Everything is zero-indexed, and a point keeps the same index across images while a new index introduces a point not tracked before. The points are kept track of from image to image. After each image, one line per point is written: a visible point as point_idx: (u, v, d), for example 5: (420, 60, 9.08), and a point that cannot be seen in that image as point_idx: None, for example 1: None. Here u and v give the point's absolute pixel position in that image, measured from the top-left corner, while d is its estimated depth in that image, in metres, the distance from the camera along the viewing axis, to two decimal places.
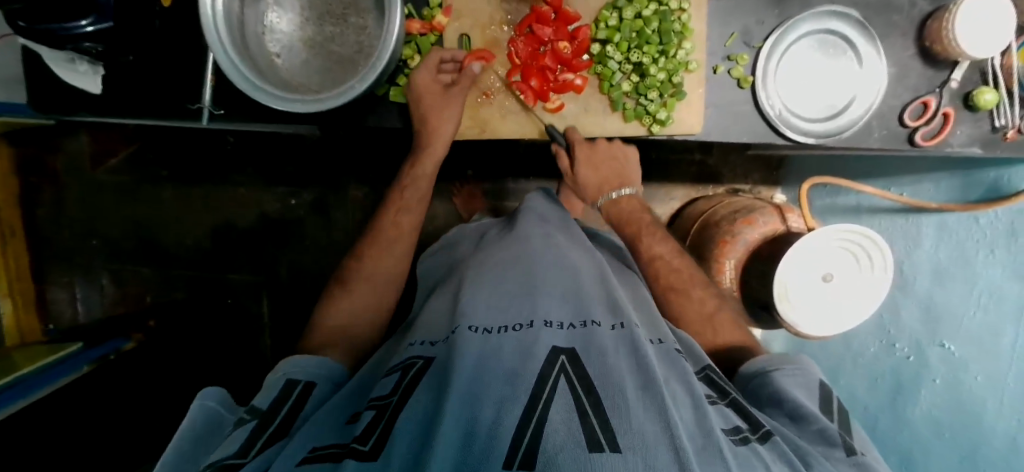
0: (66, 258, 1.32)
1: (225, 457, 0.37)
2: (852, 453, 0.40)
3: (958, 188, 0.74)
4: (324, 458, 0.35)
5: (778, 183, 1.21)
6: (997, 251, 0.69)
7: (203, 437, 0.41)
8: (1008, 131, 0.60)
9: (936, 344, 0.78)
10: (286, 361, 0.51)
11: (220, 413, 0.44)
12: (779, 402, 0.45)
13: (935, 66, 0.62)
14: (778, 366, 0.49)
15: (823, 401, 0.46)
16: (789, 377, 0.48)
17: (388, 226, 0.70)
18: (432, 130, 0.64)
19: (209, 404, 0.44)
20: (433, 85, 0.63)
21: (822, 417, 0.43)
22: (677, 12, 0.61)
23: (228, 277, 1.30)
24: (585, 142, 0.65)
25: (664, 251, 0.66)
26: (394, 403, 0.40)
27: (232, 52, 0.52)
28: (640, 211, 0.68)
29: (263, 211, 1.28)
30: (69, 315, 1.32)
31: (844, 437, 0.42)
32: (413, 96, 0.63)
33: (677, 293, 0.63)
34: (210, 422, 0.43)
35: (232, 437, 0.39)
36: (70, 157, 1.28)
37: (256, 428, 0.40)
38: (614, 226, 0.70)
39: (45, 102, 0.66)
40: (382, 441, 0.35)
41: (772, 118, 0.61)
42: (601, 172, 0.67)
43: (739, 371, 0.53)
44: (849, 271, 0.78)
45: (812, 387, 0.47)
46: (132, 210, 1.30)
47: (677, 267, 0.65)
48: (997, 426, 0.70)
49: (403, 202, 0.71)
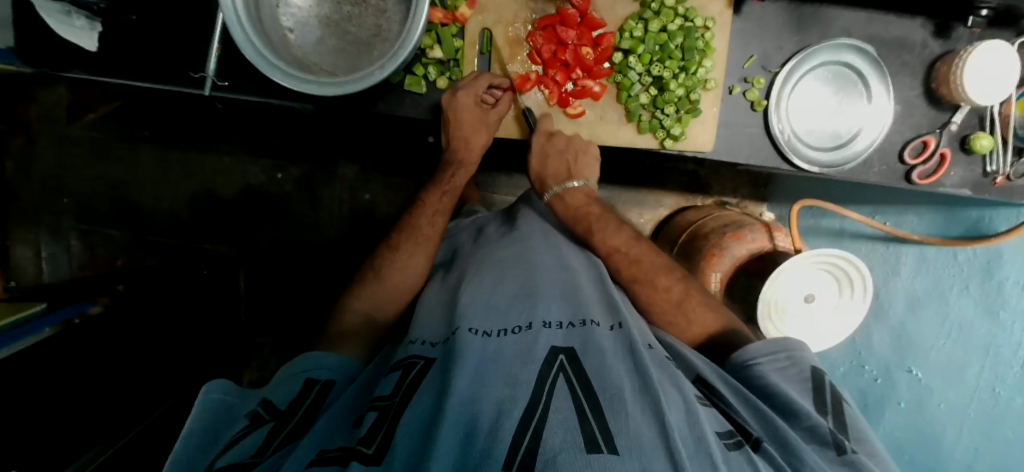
0: (31, 213, 1.26)
1: (241, 458, 0.36)
2: (842, 452, 0.41)
3: (939, 223, 0.77)
4: (330, 460, 0.35)
5: (764, 200, 1.25)
6: (972, 288, 0.73)
7: (212, 428, 0.41)
8: (998, 176, 0.63)
9: (904, 369, 0.82)
10: (302, 356, 0.52)
11: (227, 402, 0.44)
12: (769, 395, 0.47)
13: (938, 107, 0.64)
14: (770, 358, 0.51)
15: (816, 393, 0.48)
16: (775, 369, 0.50)
17: (425, 225, 0.69)
18: (468, 142, 0.67)
19: (215, 395, 0.43)
20: (475, 105, 0.63)
21: (815, 414, 0.44)
22: (702, 30, 0.61)
23: (205, 248, 1.27)
24: (541, 135, 0.65)
25: (619, 243, 0.65)
26: (398, 403, 0.40)
27: (244, 21, 0.49)
28: (586, 205, 0.68)
29: (248, 182, 1.24)
30: (33, 272, 1.27)
31: (836, 436, 0.43)
32: (451, 116, 0.63)
33: (642, 284, 0.62)
34: (218, 413, 0.42)
35: (250, 434, 0.40)
36: (45, 109, 1.21)
37: (270, 432, 0.40)
38: (564, 221, 0.69)
39: (30, 53, 0.61)
40: (386, 444, 0.35)
41: (781, 143, 0.63)
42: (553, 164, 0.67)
43: (728, 361, 0.54)
44: (831, 294, 0.81)
45: (805, 380, 0.49)
46: (108, 170, 1.25)
47: (636, 257, 0.64)
48: (955, 452, 0.79)
49: (440, 205, 0.71)
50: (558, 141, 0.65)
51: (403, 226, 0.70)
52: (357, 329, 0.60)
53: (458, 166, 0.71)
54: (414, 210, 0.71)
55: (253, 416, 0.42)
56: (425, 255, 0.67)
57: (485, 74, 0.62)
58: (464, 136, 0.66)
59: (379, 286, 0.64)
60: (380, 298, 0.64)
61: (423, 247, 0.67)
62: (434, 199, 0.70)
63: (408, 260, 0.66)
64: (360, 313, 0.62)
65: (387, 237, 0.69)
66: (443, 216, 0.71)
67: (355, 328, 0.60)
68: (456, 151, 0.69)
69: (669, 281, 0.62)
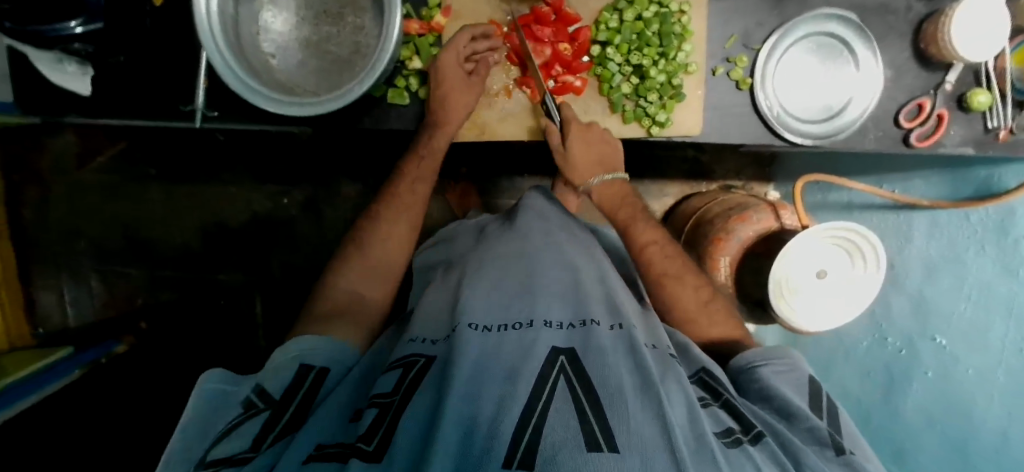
0: (51, 259, 1.30)
1: (238, 452, 0.38)
2: (841, 452, 0.42)
3: (947, 187, 0.76)
4: (328, 457, 0.36)
5: (770, 180, 1.23)
6: (988, 248, 0.70)
7: (209, 419, 0.42)
8: (1000, 132, 0.61)
9: (927, 338, 0.78)
10: (295, 340, 0.51)
11: (224, 391, 0.44)
12: (768, 398, 0.48)
13: (929, 68, 0.62)
14: (769, 363, 0.52)
15: (812, 400, 0.49)
16: (777, 372, 0.51)
17: (405, 191, 0.69)
18: (447, 96, 0.61)
19: (211, 386, 0.44)
20: (457, 61, 0.61)
21: (812, 416, 0.45)
22: (678, 14, 0.61)
23: (219, 278, 1.29)
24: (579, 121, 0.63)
25: (655, 236, 0.65)
26: (397, 402, 0.40)
27: (223, 48, 0.50)
28: (629, 198, 0.68)
29: (254, 210, 1.26)
30: (58, 317, 1.30)
31: (835, 437, 0.43)
32: (436, 72, 0.61)
33: (672, 279, 0.62)
34: (215, 403, 0.43)
35: (243, 426, 0.40)
36: (56, 157, 1.25)
37: (267, 422, 0.41)
38: (604, 211, 0.69)
39: (31, 104, 0.64)
40: (386, 442, 0.35)
41: (771, 119, 0.62)
42: (594, 151, 0.64)
43: (731, 364, 0.55)
44: (841, 267, 0.79)
45: (801, 385, 0.50)
46: (120, 210, 1.28)
47: (670, 252, 0.64)
48: (986, 422, 0.71)
49: (426, 170, 0.68)
50: (594, 131, 0.63)
51: (387, 192, 0.69)
52: (346, 308, 0.60)
53: (436, 129, 0.63)
54: (394, 177, 0.70)
55: (248, 405, 0.43)
56: (408, 226, 0.67)
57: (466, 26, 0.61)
58: (447, 96, 0.61)
59: (366, 262, 0.64)
60: (364, 277, 0.64)
61: (403, 215, 0.67)
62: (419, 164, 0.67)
63: (388, 229, 0.66)
64: (348, 291, 0.62)
65: (368, 207, 0.69)
66: (424, 184, 0.69)
67: (344, 307, 0.59)
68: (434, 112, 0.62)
69: (698, 283, 0.63)
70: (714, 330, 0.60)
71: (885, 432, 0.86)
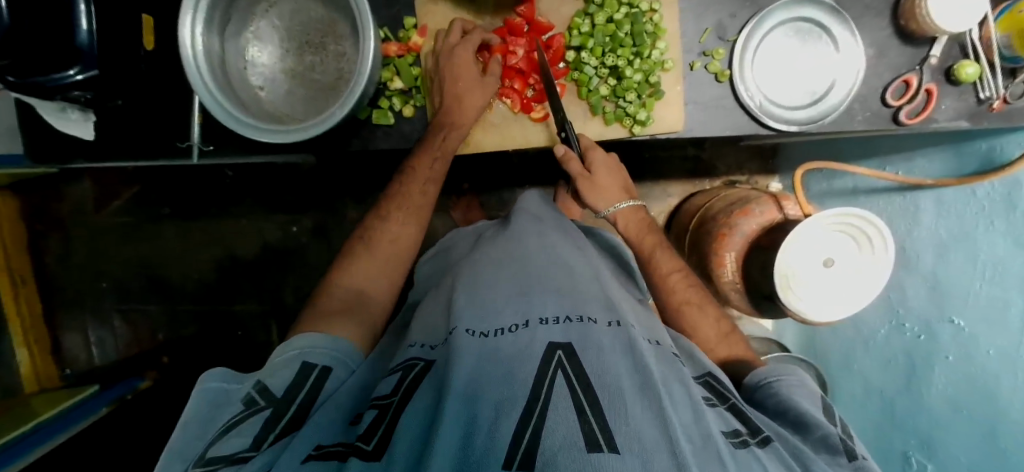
0: (75, 302, 1.34)
1: (240, 450, 0.38)
2: (854, 458, 0.41)
3: (951, 161, 0.74)
4: (329, 456, 0.37)
5: (774, 172, 1.21)
6: (997, 222, 0.66)
7: (210, 415, 0.43)
8: (994, 101, 0.60)
9: (946, 320, 0.74)
10: (296, 337, 0.52)
11: (225, 389, 0.47)
12: (782, 411, 0.47)
13: (913, 43, 0.61)
14: (782, 377, 0.51)
15: (826, 410, 0.47)
16: (790, 385, 0.50)
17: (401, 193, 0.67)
18: (460, 95, 0.63)
19: (213, 383, 0.47)
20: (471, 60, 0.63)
21: (825, 423, 0.44)
22: (649, 13, 0.61)
23: (234, 309, 1.31)
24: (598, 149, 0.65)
25: (678, 265, 0.65)
26: (396, 403, 0.41)
27: (210, 83, 0.52)
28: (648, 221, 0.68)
29: (264, 240, 1.29)
30: (84, 358, 1.34)
31: (847, 443, 0.42)
32: (449, 61, 0.62)
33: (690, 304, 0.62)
34: (216, 400, 0.45)
35: (248, 421, 0.41)
36: (75, 203, 1.30)
37: (270, 418, 0.42)
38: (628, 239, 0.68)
39: (44, 152, 0.67)
40: (385, 441, 0.36)
41: (753, 109, 0.61)
42: (613, 177, 0.66)
43: (744, 380, 0.54)
44: (848, 255, 0.77)
45: (814, 396, 0.49)
46: (137, 250, 1.32)
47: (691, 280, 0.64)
48: (1014, 405, 0.63)
49: (431, 173, 0.66)
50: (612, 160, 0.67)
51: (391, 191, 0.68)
52: (350, 303, 0.59)
53: (449, 128, 0.64)
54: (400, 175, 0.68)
55: (249, 402, 0.44)
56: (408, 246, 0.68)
57: (457, 21, 0.64)
58: (459, 91, 0.62)
59: (365, 258, 0.63)
60: (369, 275, 0.62)
61: (411, 216, 0.66)
62: (426, 166, 0.66)
63: (396, 231, 0.65)
64: (349, 288, 0.61)
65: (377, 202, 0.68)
66: (435, 185, 0.68)
67: (349, 303, 0.59)
68: (447, 108, 0.63)
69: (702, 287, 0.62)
70: (724, 351, 0.59)
71: (914, 421, 0.82)
